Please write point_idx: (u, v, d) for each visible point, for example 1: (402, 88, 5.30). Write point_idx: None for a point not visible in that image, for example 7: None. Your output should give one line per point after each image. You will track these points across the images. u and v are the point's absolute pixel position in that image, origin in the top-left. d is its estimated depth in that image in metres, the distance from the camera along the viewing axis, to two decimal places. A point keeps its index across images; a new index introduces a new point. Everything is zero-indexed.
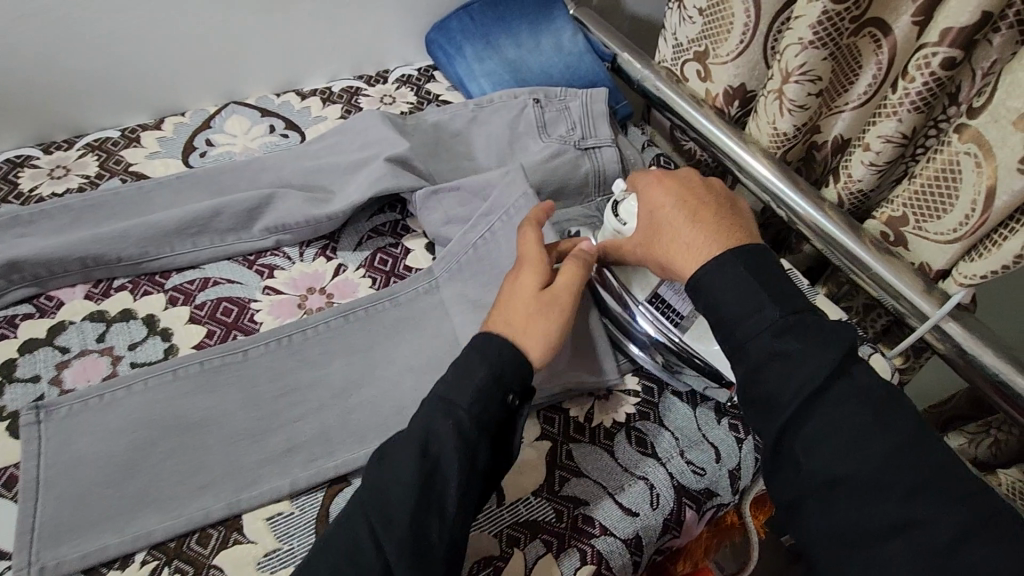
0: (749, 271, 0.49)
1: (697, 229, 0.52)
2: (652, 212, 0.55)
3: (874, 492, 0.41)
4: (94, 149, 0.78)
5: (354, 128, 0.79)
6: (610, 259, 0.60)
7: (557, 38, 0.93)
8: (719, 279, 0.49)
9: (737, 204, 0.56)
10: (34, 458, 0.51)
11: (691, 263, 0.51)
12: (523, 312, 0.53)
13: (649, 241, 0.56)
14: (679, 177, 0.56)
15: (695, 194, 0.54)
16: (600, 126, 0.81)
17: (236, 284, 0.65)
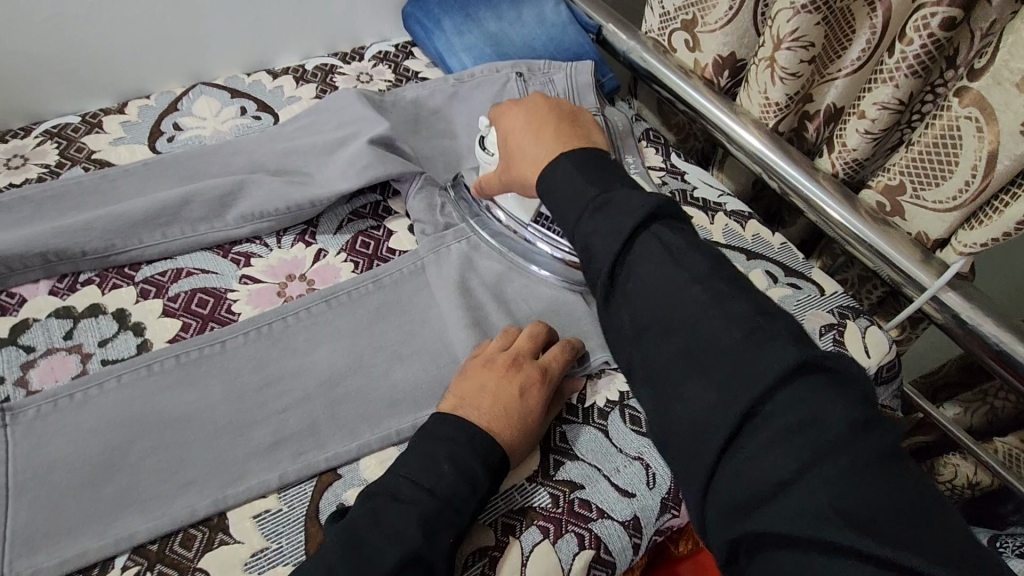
0: (579, 162, 0.51)
1: (538, 136, 0.55)
2: (507, 136, 0.59)
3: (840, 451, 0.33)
4: (52, 136, 0.74)
5: (329, 108, 0.75)
6: (485, 188, 0.64)
7: (539, 8, 0.89)
8: (558, 169, 0.51)
9: (583, 117, 0.59)
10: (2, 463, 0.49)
11: (536, 170, 0.54)
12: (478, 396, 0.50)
13: (509, 166, 0.59)
14: (522, 99, 0.60)
15: (540, 110, 0.57)
16: (585, 99, 0.78)
17: (211, 274, 0.62)
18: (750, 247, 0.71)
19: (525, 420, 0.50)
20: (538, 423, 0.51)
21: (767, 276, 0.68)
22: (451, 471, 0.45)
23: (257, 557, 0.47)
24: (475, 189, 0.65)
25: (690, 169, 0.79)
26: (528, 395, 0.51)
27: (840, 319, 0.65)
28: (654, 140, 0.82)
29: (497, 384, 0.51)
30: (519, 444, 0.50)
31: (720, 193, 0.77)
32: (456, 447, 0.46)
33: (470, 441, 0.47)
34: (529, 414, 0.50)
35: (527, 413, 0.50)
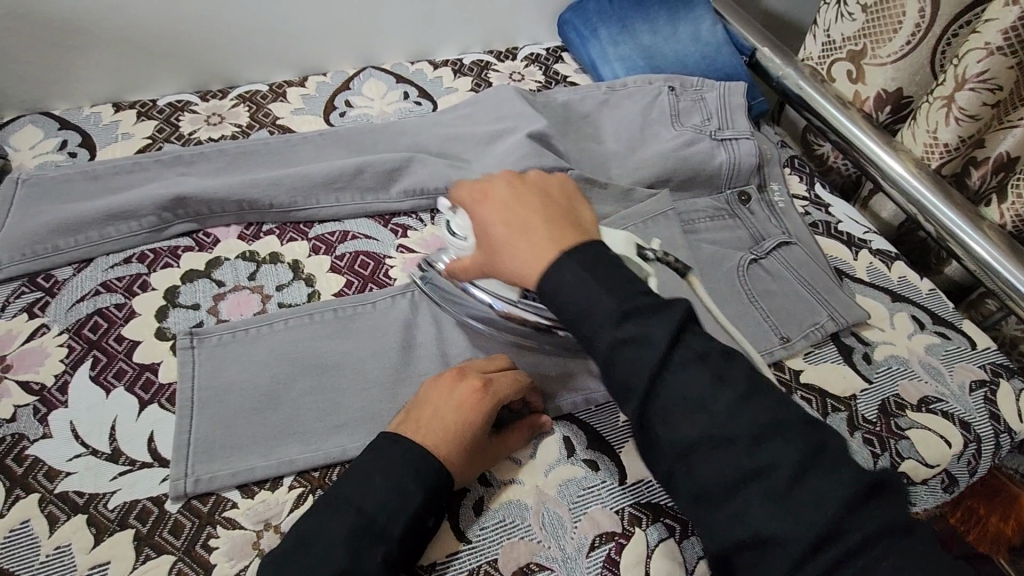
0: (583, 264, 0.43)
1: (530, 235, 0.46)
2: (486, 230, 0.49)
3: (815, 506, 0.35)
4: (245, 100, 0.83)
5: (488, 101, 0.80)
6: (462, 277, 0.55)
7: (695, 26, 0.90)
8: (563, 277, 0.43)
9: (576, 203, 0.51)
10: (190, 379, 0.55)
11: (534, 266, 0.45)
12: (451, 424, 0.47)
13: (491, 259, 0.49)
14: (491, 182, 0.51)
15: (542, 200, 0.49)
16: (737, 119, 0.78)
17: (372, 240, 0.68)
18: (895, 289, 0.69)
19: (462, 431, 0.47)
20: (480, 437, 0.49)
21: (913, 321, 0.66)
22: (382, 485, 0.43)
23: None
24: (448, 271, 0.56)
25: (834, 202, 0.78)
26: (471, 407, 0.48)
27: (993, 377, 0.62)
28: (799, 168, 0.81)
29: (434, 397, 0.49)
30: (458, 458, 0.47)
31: (866, 229, 0.75)
32: (396, 471, 0.44)
33: (417, 467, 0.45)
34: (470, 425, 0.48)
35: (465, 424, 0.47)
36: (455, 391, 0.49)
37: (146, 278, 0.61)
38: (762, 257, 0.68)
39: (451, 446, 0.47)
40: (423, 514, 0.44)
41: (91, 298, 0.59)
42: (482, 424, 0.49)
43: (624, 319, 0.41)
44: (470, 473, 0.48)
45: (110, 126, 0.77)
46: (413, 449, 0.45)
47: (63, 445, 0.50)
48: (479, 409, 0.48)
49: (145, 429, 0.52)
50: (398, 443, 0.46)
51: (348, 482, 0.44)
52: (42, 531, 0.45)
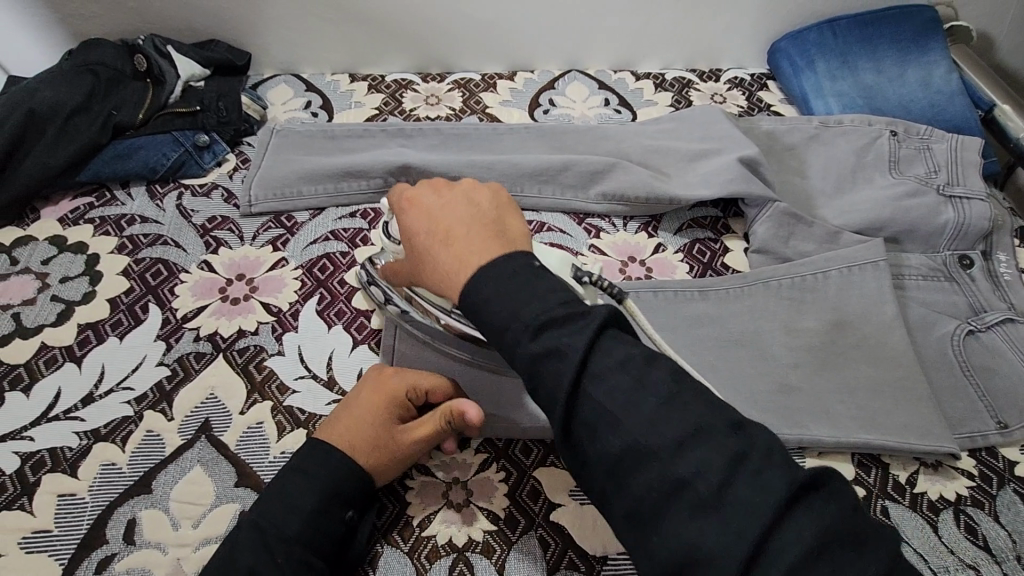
0: (498, 276, 0.41)
1: (445, 245, 0.44)
2: (412, 232, 0.47)
3: None
4: (460, 86, 0.89)
5: (694, 119, 0.79)
6: (396, 282, 0.54)
7: (927, 72, 0.84)
8: (482, 287, 0.41)
9: (499, 204, 0.48)
10: (394, 329, 0.59)
11: (449, 262, 0.43)
12: (342, 422, 0.48)
13: (415, 265, 0.48)
14: (418, 190, 0.49)
15: (461, 205, 0.46)
16: (970, 176, 0.71)
17: (566, 236, 0.70)
18: None
19: (351, 431, 0.48)
20: (382, 414, 0.48)
21: None
22: (300, 480, 0.45)
23: (582, 491, 0.51)
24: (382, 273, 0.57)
25: None
26: (373, 386, 0.50)
27: None
28: None
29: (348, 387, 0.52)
30: (355, 434, 0.47)
31: None
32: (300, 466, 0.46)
33: (312, 465, 0.46)
34: (367, 401, 0.49)
35: (353, 421, 0.48)
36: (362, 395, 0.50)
37: (366, 234, 0.68)
38: (982, 328, 0.62)
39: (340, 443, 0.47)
40: (327, 510, 0.44)
41: (322, 243, 0.67)
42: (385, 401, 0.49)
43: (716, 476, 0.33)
44: (376, 455, 0.47)
45: (346, 93, 0.86)
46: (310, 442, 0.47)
47: (292, 365, 0.56)
48: (362, 410, 0.48)
49: (356, 366, 0.57)
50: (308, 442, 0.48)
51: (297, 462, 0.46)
52: (272, 434, 0.52)
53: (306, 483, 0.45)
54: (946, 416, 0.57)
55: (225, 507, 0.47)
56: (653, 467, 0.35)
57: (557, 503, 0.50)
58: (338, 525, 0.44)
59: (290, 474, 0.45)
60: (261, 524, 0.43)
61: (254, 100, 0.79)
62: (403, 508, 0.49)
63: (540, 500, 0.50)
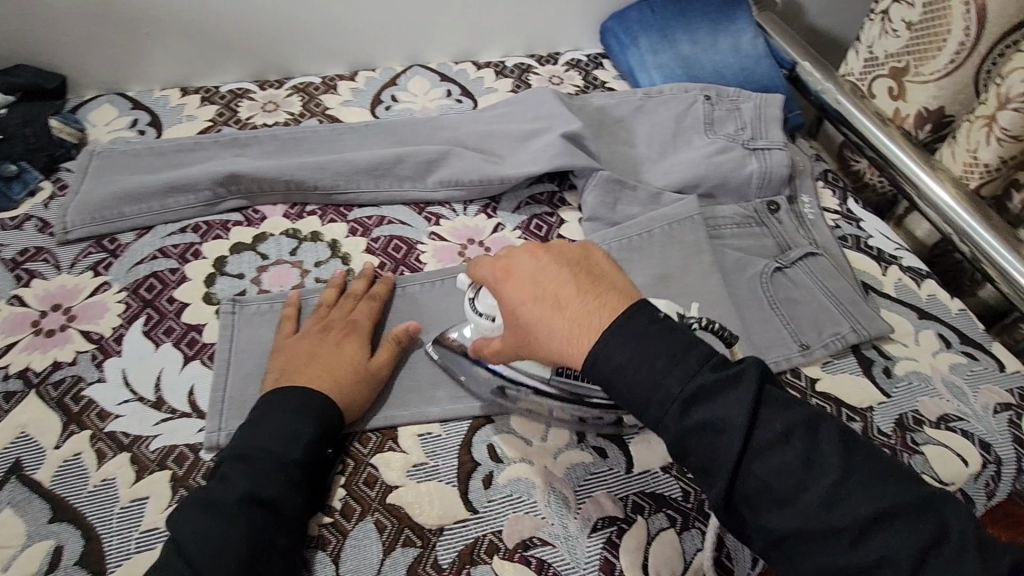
0: (630, 339, 0.42)
1: (558, 311, 0.44)
2: (513, 307, 0.47)
3: (824, 540, 0.37)
4: (299, 90, 0.88)
5: (526, 101, 0.83)
6: (489, 359, 0.53)
7: (736, 39, 0.92)
8: (613, 354, 0.42)
9: (596, 256, 0.49)
10: (228, 341, 0.59)
11: (575, 345, 0.43)
12: (338, 368, 0.53)
13: (522, 340, 0.48)
14: (512, 257, 0.49)
15: (552, 263, 0.47)
16: (771, 130, 0.79)
17: (406, 226, 0.71)
18: (923, 307, 0.68)
19: (343, 376, 0.53)
20: (341, 362, 0.54)
21: (939, 339, 0.65)
22: (285, 421, 0.49)
23: (418, 468, 0.52)
24: (474, 350, 0.54)
25: (867, 217, 0.77)
26: (305, 335, 0.57)
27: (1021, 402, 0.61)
28: (832, 182, 0.81)
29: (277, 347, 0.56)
30: (318, 380, 0.52)
31: (897, 246, 0.74)
32: (287, 412, 0.49)
33: (305, 405, 0.50)
34: (306, 350, 0.55)
35: (347, 367, 0.53)
36: (341, 344, 0.56)
37: (198, 247, 0.66)
38: (788, 265, 0.68)
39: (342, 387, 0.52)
40: (319, 441, 0.49)
41: (149, 262, 0.64)
42: (328, 344, 0.55)
43: (685, 408, 0.40)
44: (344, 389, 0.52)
45: (177, 108, 0.83)
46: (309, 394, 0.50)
47: (116, 390, 0.55)
48: (359, 350, 0.55)
49: (186, 382, 0.56)
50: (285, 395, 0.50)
51: (280, 401, 0.50)
52: (91, 464, 0.50)
53: (289, 417, 0.49)
54: (755, 347, 0.62)
55: (37, 545, 0.46)
56: (655, 395, 0.41)
57: (392, 486, 0.51)
58: (323, 461, 0.50)
59: (276, 411, 0.49)
60: (256, 455, 0.47)
61: (66, 123, 0.74)
62: None
63: (375, 485, 0.51)
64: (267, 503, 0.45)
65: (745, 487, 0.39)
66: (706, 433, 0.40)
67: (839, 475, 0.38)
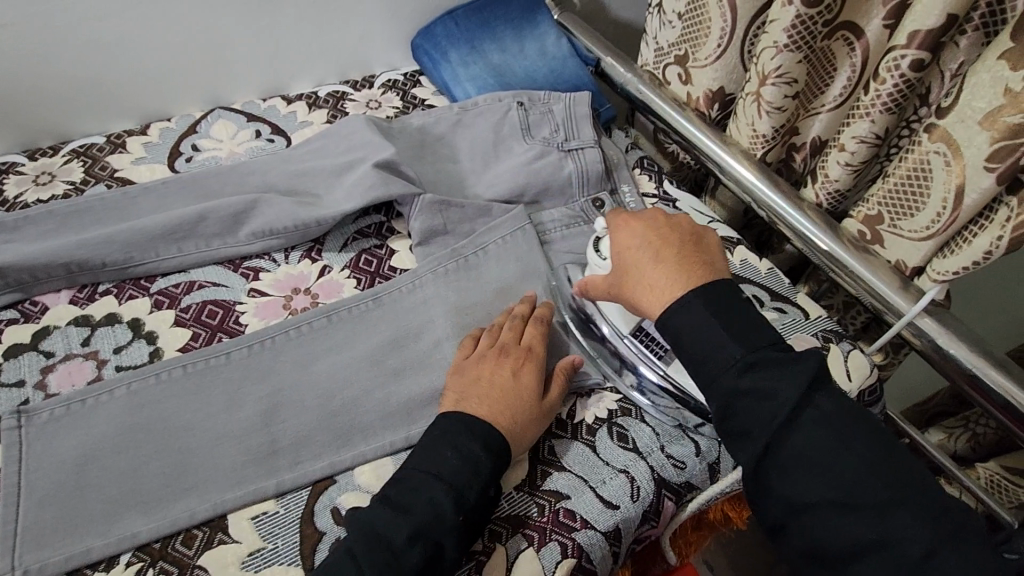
0: (708, 301, 0.50)
1: (661, 264, 0.53)
2: (621, 254, 0.57)
3: (849, 511, 0.42)
4: (79, 155, 0.78)
5: (339, 132, 0.79)
6: (591, 296, 0.61)
7: (542, 43, 0.94)
8: (687, 312, 0.50)
9: (694, 233, 0.57)
10: (15, 463, 0.50)
11: (659, 299, 0.52)
12: (489, 402, 0.53)
13: (621, 283, 0.57)
14: (636, 216, 0.58)
15: (660, 231, 0.56)
16: (582, 128, 0.82)
17: (221, 287, 0.66)
18: (738, 271, 0.74)
19: (518, 410, 0.54)
20: (515, 393, 0.55)
21: (755, 299, 0.71)
22: (450, 455, 0.50)
23: (256, 556, 0.49)
24: (577, 289, 0.62)
25: (682, 196, 0.83)
26: (501, 368, 0.56)
27: (824, 343, 0.68)
28: (648, 167, 0.86)
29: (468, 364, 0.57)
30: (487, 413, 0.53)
31: (710, 219, 0.80)
32: (456, 437, 0.51)
33: (471, 430, 0.51)
34: (498, 382, 0.55)
35: (519, 405, 0.54)
36: (516, 374, 0.56)
37: None
38: None
39: (518, 422, 0.53)
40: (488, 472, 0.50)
41: None
42: (510, 380, 0.55)
43: (747, 369, 0.47)
44: (521, 428, 0.54)
45: None
46: (466, 418, 0.52)
47: None
48: (535, 383, 0.56)
49: None
50: (460, 421, 0.52)
51: (457, 428, 0.51)
52: None
53: (467, 452, 0.50)
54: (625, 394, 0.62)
55: None
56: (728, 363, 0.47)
57: None
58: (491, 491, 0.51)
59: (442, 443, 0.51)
60: (438, 487, 0.48)
61: None
62: None
63: None
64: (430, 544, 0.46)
65: (796, 457, 0.44)
66: (752, 401, 0.46)
67: (872, 462, 0.44)
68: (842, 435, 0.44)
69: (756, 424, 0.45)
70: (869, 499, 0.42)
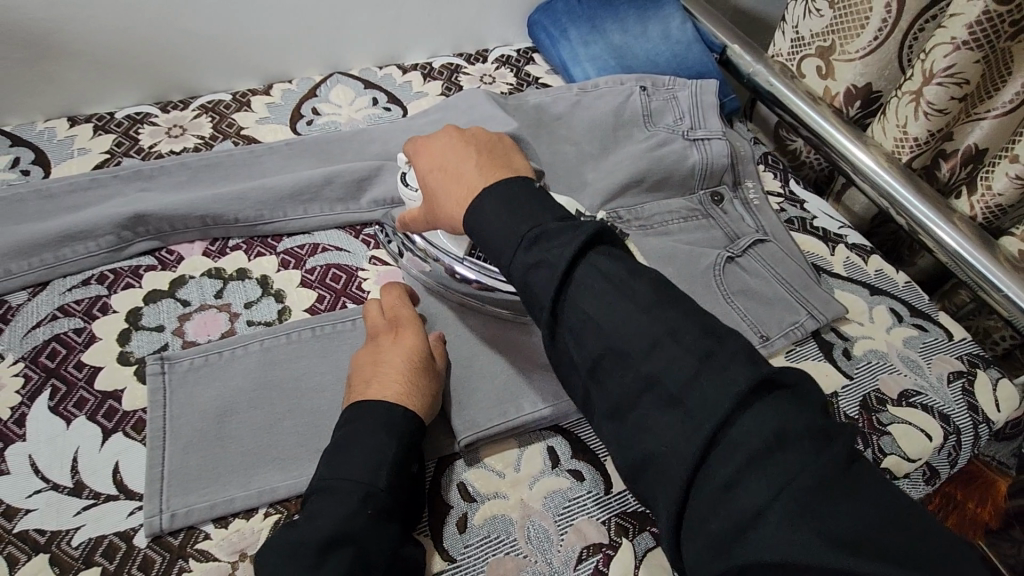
0: (501, 196, 0.46)
1: (456, 177, 0.50)
2: (427, 178, 0.53)
3: (667, 400, 0.36)
4: (207, 110, 0.80)
5: (458, 105, 0.78)
6: (414, 228, 0.58)
7: (666, 24, 0.90)
8: (485, 212, 0.46)
9: (505, 145, 0.54)
10: (161, 408, 0.52)
11: (457, 208, 0.49)
12: (406, 369, 0.50)
13: (433, 207, 0.53)
14: (433, 138, 0.54)
15: (458, 145, 0.52)
16: (708, 117, 0.79)
17: (343, 252, 0.66)
18: (872, 282, 0.70)
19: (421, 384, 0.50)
20: (418, 361, 0.51)
21: (891, 313, 0.67)
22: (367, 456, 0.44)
23: None
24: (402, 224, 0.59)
25: (808, 198, 0.79)
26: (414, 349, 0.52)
27: (970, 367, 0.63)
28: (772, 165, 0.82)
29: (382, 348, 0.52)
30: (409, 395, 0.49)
31: (840, 225, 0.76)
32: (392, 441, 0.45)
33: (389, 424, 0.46)
34: (421, 365, 0.51)
35: (422, 377, 0.51)
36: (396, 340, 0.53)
37: (107, 301, 0.59)
38: (738, 254, 0.68)
39: (425, 390, 0.50)
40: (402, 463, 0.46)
41: (48, 324, 0.57)
42: (424, 367, 0.51)
43: (535, 245, 0.42)
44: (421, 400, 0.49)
45: (65, 141, 0.74)
46: (390, 408, 0.47)
47: (22, 481, 0.48)
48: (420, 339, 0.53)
49: (109, 459, 0.50)
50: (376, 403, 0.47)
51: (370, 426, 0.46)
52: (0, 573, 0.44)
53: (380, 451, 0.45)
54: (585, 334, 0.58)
55: None
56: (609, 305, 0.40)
57: None
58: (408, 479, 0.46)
59: (362, 435, 0.45)
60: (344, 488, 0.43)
61: None
62: None
63: None
64: (367, 551, 0.41)
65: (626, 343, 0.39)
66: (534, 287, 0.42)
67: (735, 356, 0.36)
68: (678, 320, 0.39)
69: (657, 401, 0.37)
70: (713, 397, 0.35)
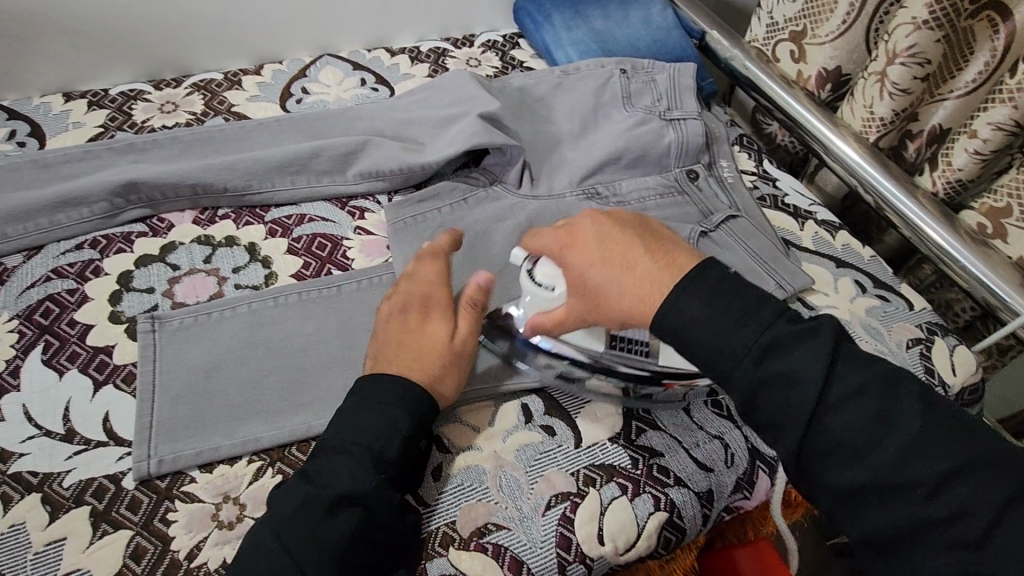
0: (700, 290, 0.43)
1: (619, 265, 0.46)
2: (579, 274, 0.48)
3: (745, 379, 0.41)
4: (199, 89, 0.82)
5: (443, 85, 0.81)
6: (551, 329, 0.53)
7: (647, 11, 0.93)
8: (687, 307, 0.42)
9: (627, 218, 0.50)
10: (150, 362, 0.54)
11: (645, 306, 0.44)
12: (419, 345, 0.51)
13: (592, 303, 0.49)
14: (577, 224, 0.50)
15: (598, 225, 0.49)
16: (685, 99, 0.81)
17: (329, 223, 0.68)
18: (839, 256, 0.72)
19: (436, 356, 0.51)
20: (421, 333, 0.52)
21: (855, 285, 0.69)
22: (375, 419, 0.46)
23: None
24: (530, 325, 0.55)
25: (781, 177, 0.82)
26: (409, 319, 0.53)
27: (928, 335, 0.65)
28: (747, 146, 0.85)
29: (402, 321, 0.53)
30: (402, 364, 0.50)
31: (811, 202, 0.79)
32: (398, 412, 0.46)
33: (403, 397, 0.47)
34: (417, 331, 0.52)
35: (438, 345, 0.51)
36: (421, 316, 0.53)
37: (99, 264, 0.61)
38: (710, 228, 0.70)
39: (430, 359, 0.50)
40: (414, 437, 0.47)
41: (43, 285, 0.59)
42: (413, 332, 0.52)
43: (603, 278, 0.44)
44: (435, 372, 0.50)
45: (60, 115, 0.76)
46: (393, 385, 0.48)
47: (16, 428, 0.50)
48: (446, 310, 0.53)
49: (101, 408, 0.52)
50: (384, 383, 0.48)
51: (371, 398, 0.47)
52: None
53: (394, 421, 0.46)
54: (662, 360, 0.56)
55: None
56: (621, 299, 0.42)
57: None
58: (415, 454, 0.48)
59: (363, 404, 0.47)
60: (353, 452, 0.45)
61: None
62: (166, 544, 0.46)
63: None
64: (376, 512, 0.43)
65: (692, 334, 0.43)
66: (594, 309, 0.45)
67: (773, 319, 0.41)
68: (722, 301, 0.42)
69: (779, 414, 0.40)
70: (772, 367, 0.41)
